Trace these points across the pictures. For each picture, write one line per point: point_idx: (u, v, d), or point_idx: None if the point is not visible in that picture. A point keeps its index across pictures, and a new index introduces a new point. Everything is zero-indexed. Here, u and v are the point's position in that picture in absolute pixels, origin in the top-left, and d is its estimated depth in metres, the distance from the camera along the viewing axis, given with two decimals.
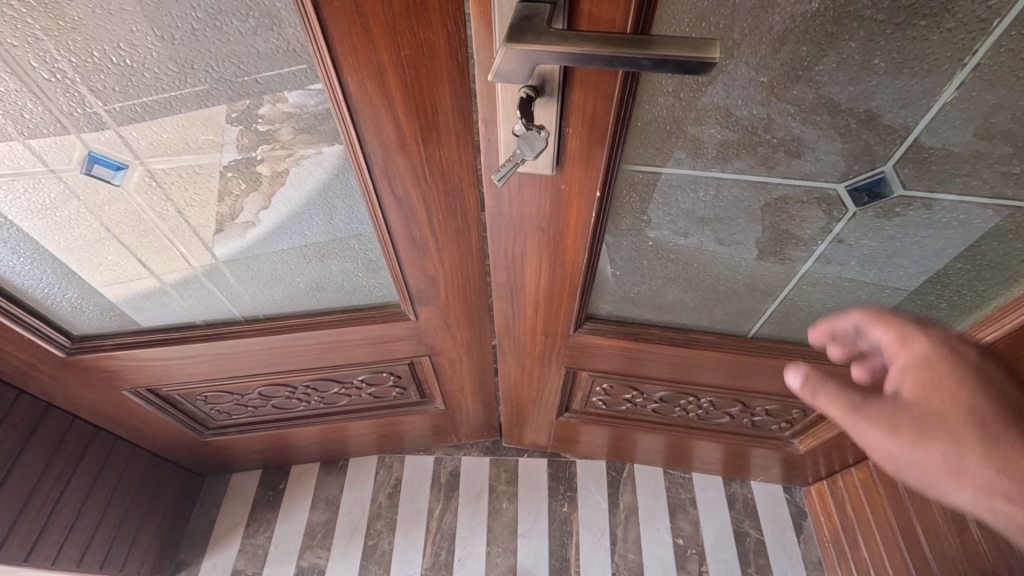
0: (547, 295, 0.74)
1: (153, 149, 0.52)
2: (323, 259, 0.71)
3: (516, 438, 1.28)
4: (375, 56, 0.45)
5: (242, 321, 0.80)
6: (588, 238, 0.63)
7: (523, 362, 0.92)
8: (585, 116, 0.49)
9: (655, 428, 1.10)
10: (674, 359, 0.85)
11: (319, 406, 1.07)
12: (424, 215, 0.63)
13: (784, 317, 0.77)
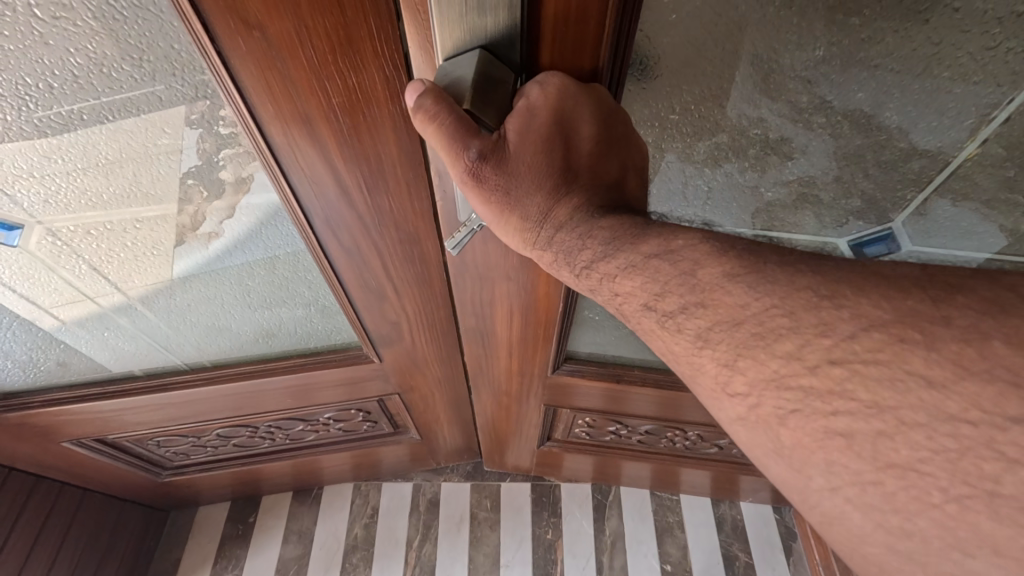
0: (519, 342, 0.69)
1: (50, 206, 0.45)
2: (269, 308, 0.64)
3: (497, 463, 1.22)
4: (300, 105, 0.38)
5: (187, 369, 0.73)
6: (561, 288, 0.57)
7: (499, 399, 0.87)
8: None
9: (640, 456, 1.05)
10: (661, 399, 0.80)
11: (284, 442, 1.01)
12: (378, 263, 0.56)
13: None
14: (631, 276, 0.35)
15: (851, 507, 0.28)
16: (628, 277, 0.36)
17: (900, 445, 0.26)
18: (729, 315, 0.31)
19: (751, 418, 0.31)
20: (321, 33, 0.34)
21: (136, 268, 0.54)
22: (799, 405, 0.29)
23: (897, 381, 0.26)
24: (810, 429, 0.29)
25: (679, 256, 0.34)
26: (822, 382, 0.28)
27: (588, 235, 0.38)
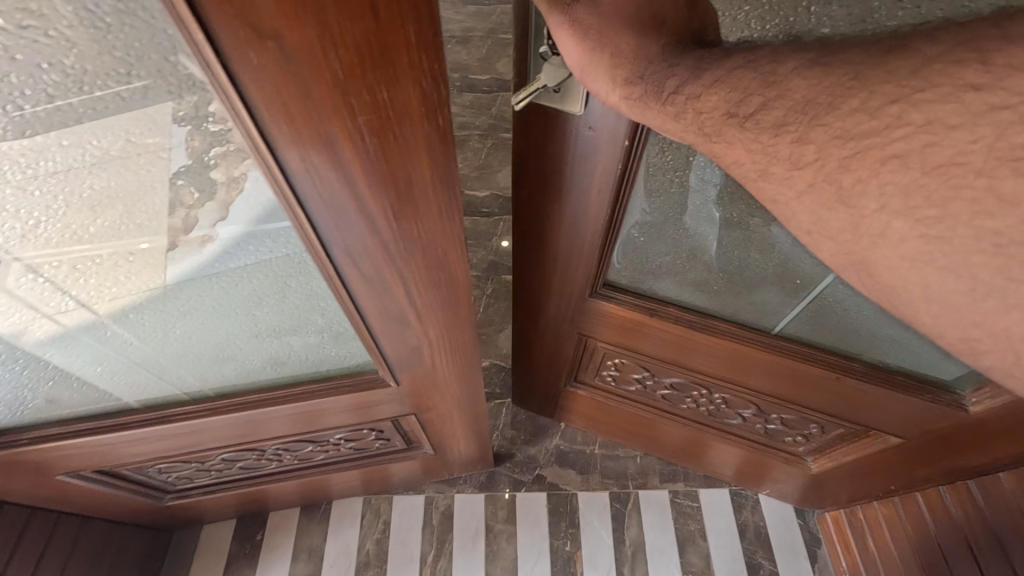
0: (564, 245, 0.83)
1: (31, 242, 0.40)
2: (278, 336, 0.59)
3: (523, 399, 1.31)
4: (321, 121, 0.32)
5: (189, 400, 0.68)
6: (601, 228, 0.77)
7: (538, 309, 1.00)
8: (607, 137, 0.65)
9: (666, 414, 1.13)
10: (688, 343, 0.92)
11: (293, 462, 0.96)
12: (402, 292, 0.51)
13: (810, 311, 0.84)
14: (716, 91, 0.39)
15: (897, 218, 0.30)
16: (712, 92, 0.39)
17: (944, 146, 0.28)
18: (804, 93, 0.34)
19: (811, 195, 0.33)
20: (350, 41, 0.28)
21: (134, 298, 0.48)
22: (863, 144, 0.31)
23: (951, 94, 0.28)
24: (867, 163, 0.31)
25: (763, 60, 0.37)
26: (882, 120, 0.30)
27: (676, 65, 0.42)
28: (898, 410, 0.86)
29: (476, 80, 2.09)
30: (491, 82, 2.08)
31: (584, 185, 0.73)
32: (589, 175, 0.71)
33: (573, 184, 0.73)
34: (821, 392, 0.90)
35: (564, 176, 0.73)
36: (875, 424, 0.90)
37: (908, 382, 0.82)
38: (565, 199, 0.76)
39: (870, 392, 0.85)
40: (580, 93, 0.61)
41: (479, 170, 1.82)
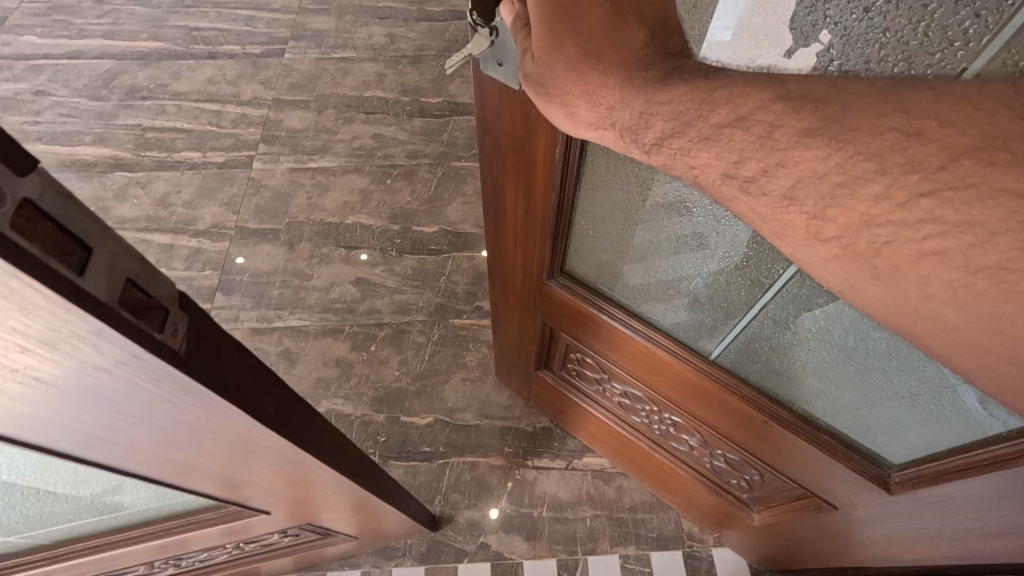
0: (522, 222, 0.86)
1: None
2: (104, 492, 0.52)
3: (503, 375, 1.35)
4: (9, 367, 0.27)
5: (44, 543, 0.62)
6: (551, 217, 0.80)
7: (508, 286, 1.04)
8: (545, 126, 0.67)
9: (621, 420, 1.14)
10: (632, 346, 0.94)
11: (197, 565, 0.87)
12: (215, 462, 0.45)
13: (749, 343, 0.83)
14: (707, 147, 0.43)
15: (947, 306, 0.35)
16: (705, 152, 0.43)
17: (989, 250, 0.32)
18: (811, 173, 0.37)
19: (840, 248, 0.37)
20: (30, 321, 0.25)
21: None
22: (896, 237, 0.35)
23: (985, 202, 0.32)
24: (907, 254, 0.35)
25: (751, 119, 0.40)
26: (913, 214, 0.34)
27: (649, 114, 0.45)
28: (825, 473, 0.82)
29: (426, 103, 2.00)
30: (442, 105, 1.99)
31: (532, 164, 0.74)
32: (536, 164, 0.73)
33: (523, 163, 0.75)
34: (751, 433, 0.89)
35: (516, 155, 0.75)
36: (808, 484, 0.88)
37: (832, 445, 0.79)
38: (521, 178, 0.78)
39: (797, 443, 0.83)
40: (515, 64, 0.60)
41: (428, 204, 1.73)
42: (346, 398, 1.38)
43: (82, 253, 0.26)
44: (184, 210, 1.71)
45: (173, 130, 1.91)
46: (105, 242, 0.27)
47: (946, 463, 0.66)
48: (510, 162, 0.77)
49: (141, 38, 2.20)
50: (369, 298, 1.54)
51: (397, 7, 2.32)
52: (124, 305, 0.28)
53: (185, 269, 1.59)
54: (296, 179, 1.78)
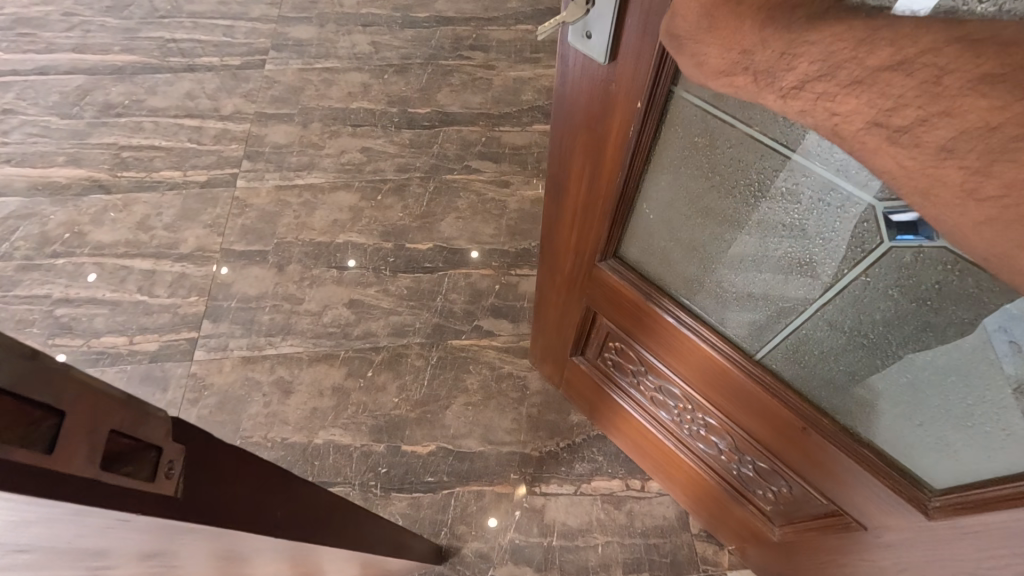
0: (582, 200, 0.87)
1: None
2: None
3: (537, 358, 1.36)
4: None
5: None
6: (612, 198, 0.82)
7: (556, 264, 1.06)
8: (623, 103, 0.68)
9: (653, 418, 1.14)
10: (673, 338, 0.94)
11: None
12: (217, 567, 0.43)
13: (795, 345, 0.82)
14: (858, 92, 0.38)
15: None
16: (850, 97, 0.39)
17: None
18: (983, 119, 0.33)
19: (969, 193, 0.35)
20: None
21: None
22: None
23: None
24: None
25: (915, 63, 0.35)
26: None
27: (790, 53, 0.40)
28: (859, 489, 0.81)
29: (415, 114, 1.94)
30: (431, 115, 1.94)
31: (604, 140, 0.75)
32: (605, 141, 0.75)
33: (595, 139, 0.76)
34: (788, 440, 0.87)
35: (589, 130, 0.76)
36: (840, 500, 0.86)
37: (872, 462, 0.77)
38: (588, 154, 0.79)
39: (833, 455, 0.81)
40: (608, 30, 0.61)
41: (422, 220, 1.68)
42: (345, 427, 1.33)
43: (56, 419, 0.24)
44: (166, 233, 1.63)
45: (151, 148, 1.83)
46: (78, 405, 0.25)
47: (994, 492, 0.65)
48: (581, 137, 0.78)
49: (114, 51, 2.11)
50: (364, 320, 1.48)
51: (380, 15, 2.27)
52: (106, 462, 0.26)
53: (169, 295, 1.52)
54: (282, 197, 1.72)
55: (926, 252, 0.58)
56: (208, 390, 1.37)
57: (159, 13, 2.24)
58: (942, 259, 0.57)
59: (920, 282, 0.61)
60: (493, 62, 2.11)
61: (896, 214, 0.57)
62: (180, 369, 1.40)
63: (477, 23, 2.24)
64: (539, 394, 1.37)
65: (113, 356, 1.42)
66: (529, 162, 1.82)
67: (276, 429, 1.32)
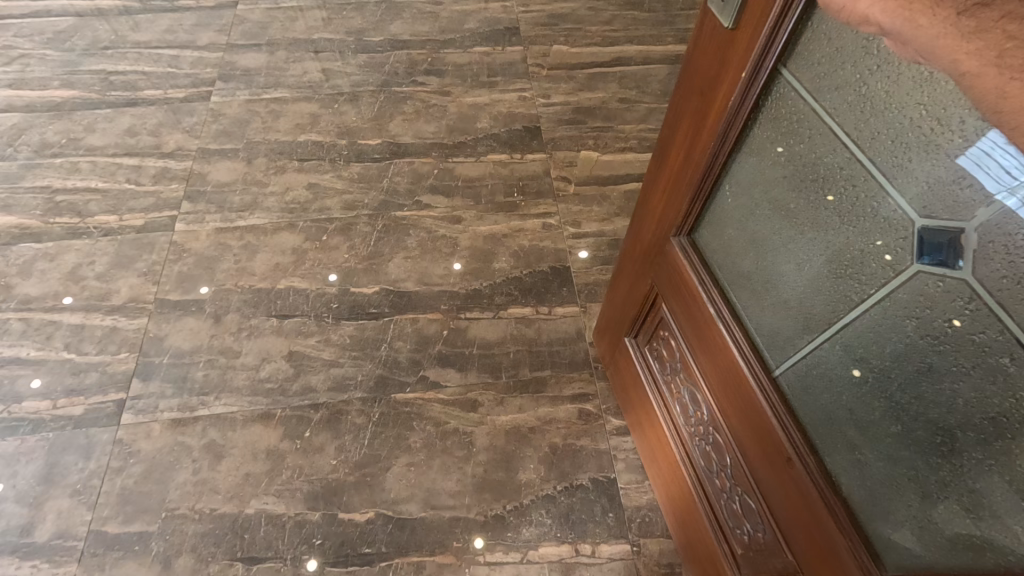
0: (678, 169, 0.89)
1: None
2: None
3: (603, 338, 1.38)
4: None
5: None
6: (700, 169, 0.83)
7: (640, 232, 1.07)
8: (734, 69, 0.70)
9: (675, 423, 1.10)
10: (706, 330, 0.89)
11: None
12: None
13: (813, 365, 0.74)
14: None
15: None
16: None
17: None
18: None
19: None
20: None
21: None
22: None
23: None
24: None
25: None
26: None
27: None
28: (823, 549, 0.70)
29: (364, 146, 1.87)
30: (381, 146, 1.86)
31: (709, 109, 0.77)
32: (710, 107, 0.77)
33: (703, 108, 0.79)
34: (774, 472, 0.78)
35: (701, 95, 0.79)
36: (802, 562, 0.75)
37: (840, 514, 0.68)
38: (694, 120, 0.82)
39: (809, 497, 0.72)
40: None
41: (367, 261, 1.60)
42: (278, 495, 1.25)
43: None
44: (98, 283, 1.55)
45: (86, 190, 1.75)
46: None
47: None
48: (693, 105, 0.81)
49: (52, 86, 2.03)
50: (304, 375, 1.40)
51: (332, 40, 2.19)
52: None
53: (97, 352, 1.44)
54: (222, 240, 1.64)
55: (950, 280, 0.54)
56: (135, 457, 1.29)
57: (102, 44, 2.17)
58: (962, 292, 0.53)
59: (935, 312, 0.57)
60: (448, 88, 2.04)
61: (932, 234, 0.55)
62: (107, 434, 1.32)
63: (432, 46, 2.17)
64: (486, 451, 1.30)
65: (35, 422, 1.33)
66: (482, 195, 1.75)
67: (205, 499, 1.24)
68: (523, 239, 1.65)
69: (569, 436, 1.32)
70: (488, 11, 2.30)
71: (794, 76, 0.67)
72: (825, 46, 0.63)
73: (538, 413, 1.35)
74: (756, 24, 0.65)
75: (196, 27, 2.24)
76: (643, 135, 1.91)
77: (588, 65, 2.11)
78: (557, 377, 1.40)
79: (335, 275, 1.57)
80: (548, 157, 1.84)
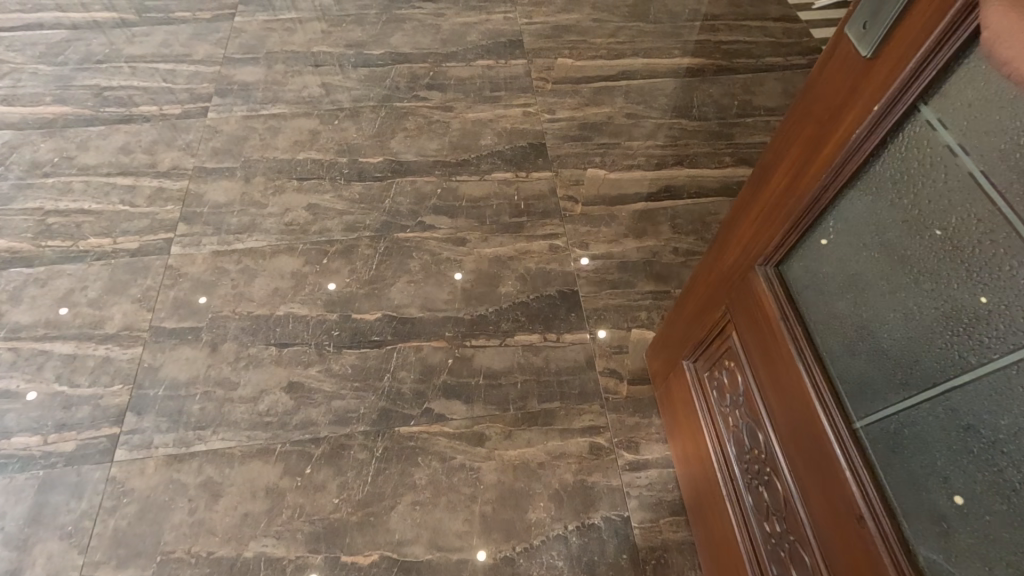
0: (776, 196, 0.80)
1: None
2: None
3: (660, 358, 1.32)
4: None
5: None
6: (802, 206, 0.75)
7: (720, 255, 1.00)
8: (864, 105, 0.62)
9: (731, 459, 1.04)
10: (781, 367, 0.83)
11: None
12: None
13: (907, 425, 0.67)
14: None
15: None
16: None
17: None
18: None
19: None
20: None
21: None
22: None
23: None
24: None
25: None
26: None
27: None
28: None
29: (365, 164, 1.82)
30: (383, 165, 1.82)
31: (824, 138, 0.68)
32: (825, 141, 0.69)
33: (814, 138, 0.70)
34: (836, 524, 0.72)
35: (814, 124, 0.70)
36: None
37: None
38: (801, 151, 0.73)
39: (876, 561, 0.66)
40: (889, 17, 0.56)
41: (369, 285, 1.56)
42: (278, 537, 1.20)
43: None
44: (90, 310, 1.50)
45: (78, 212, 1.69)
46: None
47: None
48: (804, 130, 0.72)
49: (45, 102, 1.98)
50: (304, 408, 1.36)
51: (331, 53, 2.15)
52: None
53: (90, 383, 1.39)
54: (219, 264, 1.59)
55: None
56: (128, 497, 1.24)
57: (96, 58, 2.12)
58: None
59: None
60: (450, 103, 1.99)
61: None
62: (99, 472, 1.27)
63: (434, 59, 2.12)
64: (494, 489, 1.25)
65: (24, 460, 1.28)
66: (487, 216, 1.70)
67: (201, 541, 1.19)
68: (529, 262, 1.61)
69: (580, 472, 1.27)
70: (490, 23, 2.25)
71: (937, 115, 0.57)
72: (976, 84, 0.54)
73: (548, 447, 1.30)
74: (907, 50, 0.56)
75: (192, 40, 2.19)
76: (650, 152, 1.86)
77: (593, 79, 2.06)
78: (567, 409, 1.35)
79: (334, 285, 1.56)
80: (555, 175, 1.80)
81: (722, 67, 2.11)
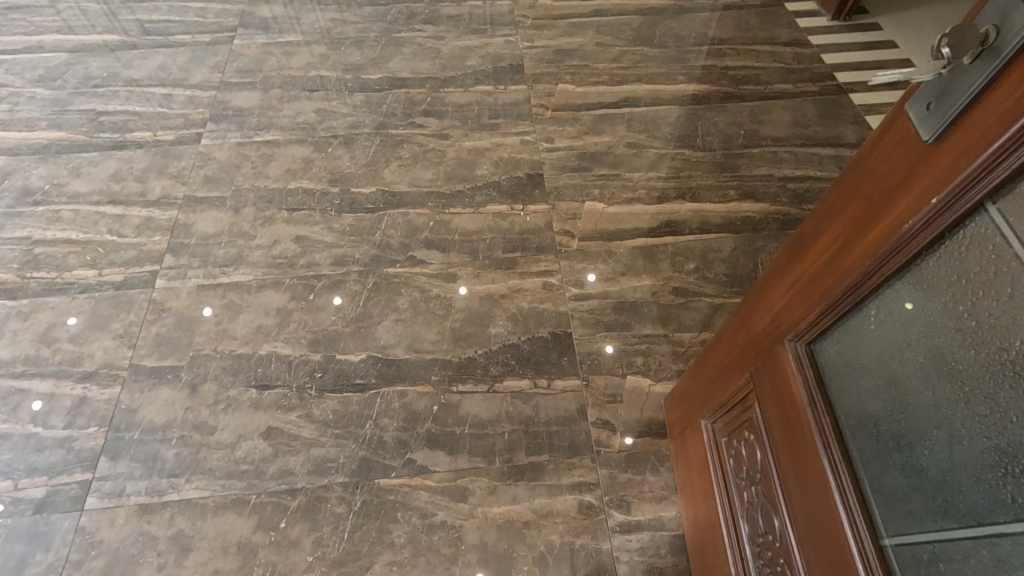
0: (814, 273, 0.73)
1: None
2: None
3: (680, 414, 1.24)
4: None
5: None
6: (840, 289, 0.67)
7: (750, 318, 0.92)
8: (920, 195, 0.55)
9: (742, 540, 0.96)
10: (806, 458, 0.76)
11: None
12: None
13: (948, 559, 0.59)
14: None
15: None
16: None
17: None
18: None
19: None
20: None
21: None
22: None
23: None
24: None
25: None
26: None
27: None
28: None
29: (357, 194, 1.77)
30: (375, 195, 1.77)
31: (872, 222, 0.61)
32: (873, 224, 0.61)
33: (861, 218, 0.63)
34: None
35: (863, 204, 0.63)
36: None
37: None
38: (845, 229, 0.66)
39: None
40: (956, 103, 0.50)
41: (355, 324, 1.50)
42: None
43: None
44: (71, 347, 1.47)
45: (65, 242, 1.67)
46: None
47: None
48: (851, 207, 0.65)
49: (40, 127, 1.96)
50: (281, 456, 1.30)
51: (328, 78, 2.11)
52: None
53: (65, 425, 1.35)
54: (203, 299, 1.55)
55: None
56: (96, 549, 1.19)
57: (93, 82, 2.11)
58: None
59: None
60: (447, 131, 1.94)
61: None
62: (68, 522, 1.22)
63: (433, 84, 2.08)
64: (474, 550, 1.19)
65: None
66: (479, 251, 1.64)
67: None
68: (522, 301, 1.55)
69: (567, 534, 1.20)
70: (490, 47, 2.21)
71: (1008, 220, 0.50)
72: None
73: (534, 505, 1.23)
74: (974, 144, 0.49)
75: (189, 64, 2.17)
76: (651, 184, 1.80)
77: (594, 106, 2.01)
78: (555, 463, 1.29)
79: (340, 298, 1.55)
80: (551, 209, 1.74)
81: (728, 93, 2.04)
